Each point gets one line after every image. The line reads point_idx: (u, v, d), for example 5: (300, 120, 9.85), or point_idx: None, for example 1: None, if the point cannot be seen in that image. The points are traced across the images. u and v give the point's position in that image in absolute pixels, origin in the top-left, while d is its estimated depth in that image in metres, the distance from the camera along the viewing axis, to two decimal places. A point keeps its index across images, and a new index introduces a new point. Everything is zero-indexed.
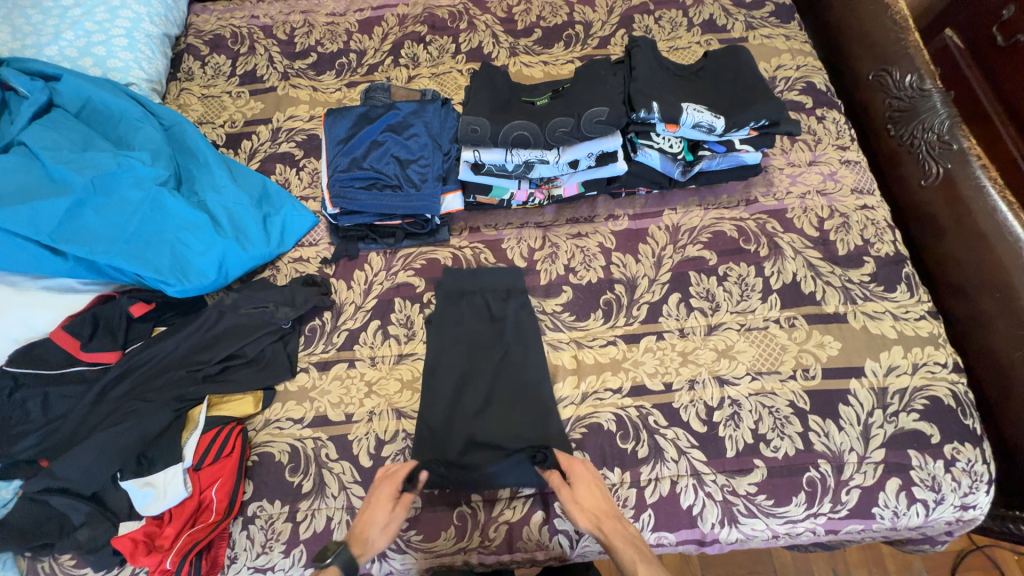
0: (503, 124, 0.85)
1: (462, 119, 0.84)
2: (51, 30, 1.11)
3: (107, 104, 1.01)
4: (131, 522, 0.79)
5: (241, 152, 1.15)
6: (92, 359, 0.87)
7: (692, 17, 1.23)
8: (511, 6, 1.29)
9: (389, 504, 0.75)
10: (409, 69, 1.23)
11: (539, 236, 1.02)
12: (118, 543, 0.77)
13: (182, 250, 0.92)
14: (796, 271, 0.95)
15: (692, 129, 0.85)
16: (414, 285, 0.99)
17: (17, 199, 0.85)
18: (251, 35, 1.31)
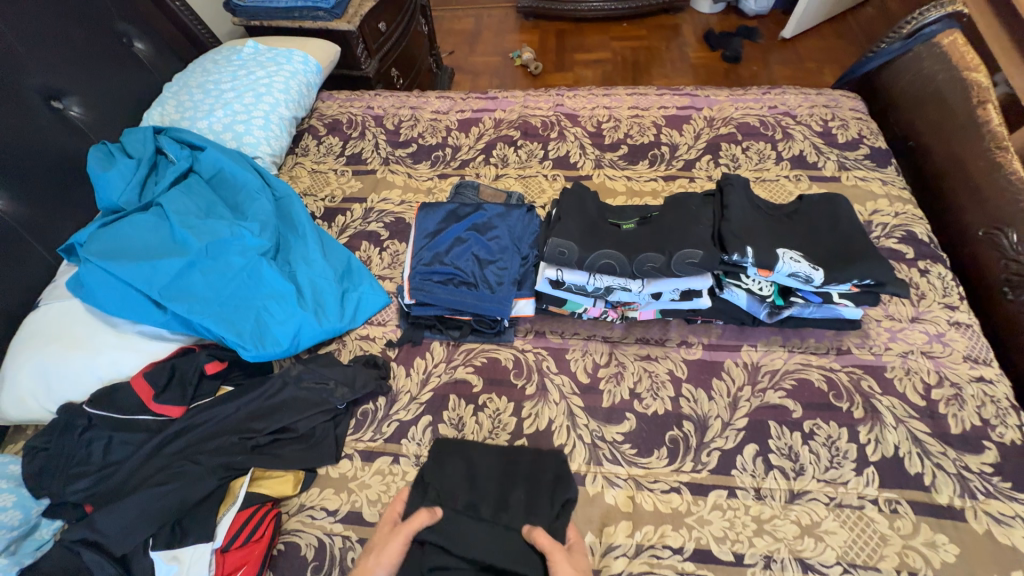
0: (591, 249, 0.83)
1: (550, 241, 0.83)
2: (206, 107, 1.30)
3: (234, 176, 1.13)
4: None
5: (334, 226, 1.24)
6: (159, 410, 0.89)
7: (781, 151, 1.25)
8: (601, 122, 1.37)
9: (388, 529, 0.71)
10: (497, 168, 1.31)
11: (605, 352, 0.99)
12: None
13: (265, 318, 0.96)
14: (898, 443, 0.83)
15: (787, 277, 0.81)
16: (472, 383, 0.97)
17: (143, 256, 0.94)
18: (364, 123, 1.48)
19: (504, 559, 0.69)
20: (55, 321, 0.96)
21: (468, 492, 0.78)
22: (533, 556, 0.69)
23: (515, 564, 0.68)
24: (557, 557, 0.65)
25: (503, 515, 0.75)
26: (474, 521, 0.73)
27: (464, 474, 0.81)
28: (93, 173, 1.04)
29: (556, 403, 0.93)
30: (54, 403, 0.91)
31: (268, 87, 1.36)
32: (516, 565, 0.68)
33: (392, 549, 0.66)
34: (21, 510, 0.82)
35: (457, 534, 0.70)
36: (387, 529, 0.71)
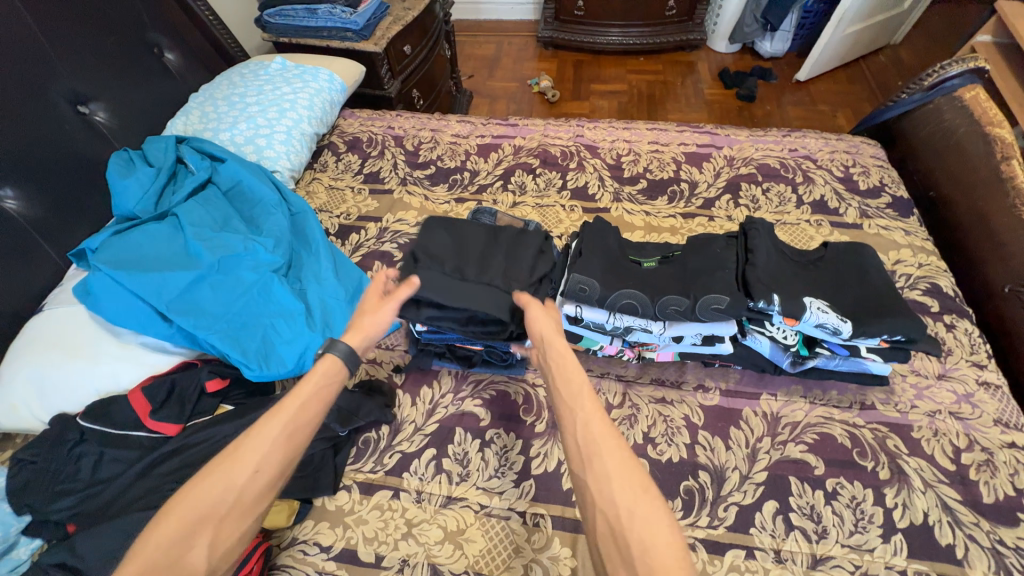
0: (613, 288, 0.80)
1: (571, 277, 0.81)
2: (229, 119, 1.31)
3: (252, 189, 1.13)
4: None
5: (347, 244, 1.23)
6: (155, 428, 0.86)
7: (801, 194, 1.24)
8: (620, 155, 1.37)
9: (375, 296, 0.79)
10: (515, 195, 1.31)
11: (618, 391, 0.95)
12: None
13: (272, 337, 0.94)
14: (927, 509, 0.79)
15: (814, 327, 0.80)
16: (480, 416, 0.93)
17: (154, 266, 0.93)
18: (384, 142, 1.49)
19: (485, 306, 0.82)
20: (57, 327, 0.93)
21: (451, 251, 0.90)
22: (506, 303, 0.83)
23: (494, 308, 0.82)
24: (531, 310, 0.76)
25: (480, 273, 0.86)
26: (455, 276, 0.85)
27: (447, 244, 0.91)
28: (112, 180, 1.03)
29: None
30: (47, 412, 0.88)
31: (293, 103, 1.37)
32: (496, 310, 0.82)
33: (379, 313, 0.77)
34: None
35: (441, 288, 0.81)
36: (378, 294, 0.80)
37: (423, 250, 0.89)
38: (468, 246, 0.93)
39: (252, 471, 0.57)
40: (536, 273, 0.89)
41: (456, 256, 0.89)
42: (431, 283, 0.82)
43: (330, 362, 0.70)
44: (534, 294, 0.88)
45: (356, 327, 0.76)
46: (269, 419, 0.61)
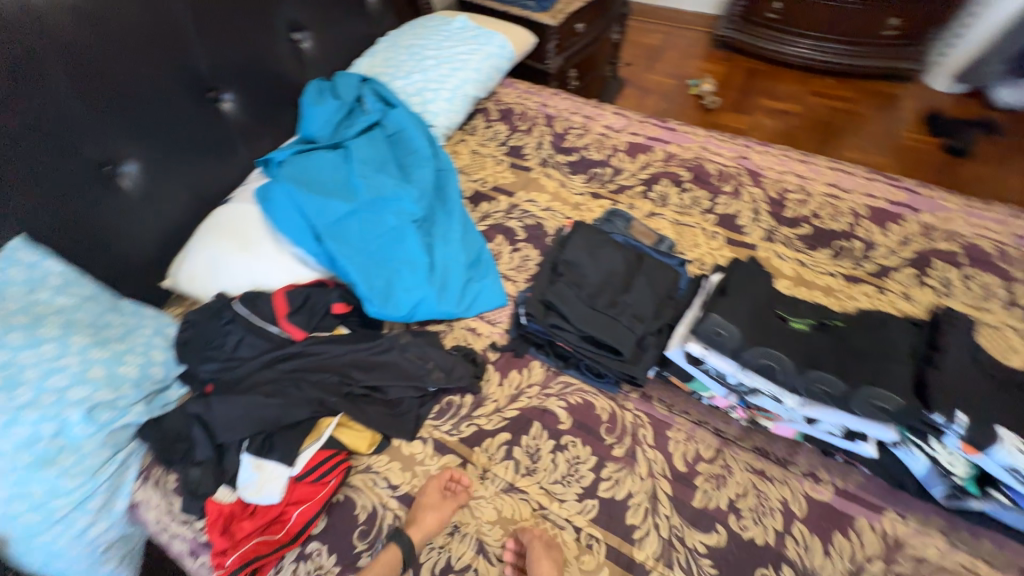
0: (754, 343, 0.72)
1: (709, 317, 0.73)
2: (406, 68, 1.39)
3: (412, 139, 1.20)
4: (228, 492, 0.84)
5: (477, 211, 1.26)
6: (286, 329, 0.99)
7: (1017, 294, 0.99)
8: (786, 190, 1.21)
9: (439, 495, 0.83)
10: (654, 205, 1.23)
11: (713, 446, 0.87)
12: (208, 506, 0.81)
13: (395, 282, 1.00)
14: None
15: (1000, 467, 0.65)
16: (560, 418, 0.92)
17: (320, 189, 1.03)
18: (535, 119, 1.48)
19: (608, 336, 0.85)
20: (236, 220, 1.10)
21: (591, 269, 0.93)
22: (629, 339, 0.85)
23: (615, 340, 0.85)
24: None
25: (610, 305, 0.89)
26: (588, 297, 0.90)
27: (587, 263, 0.94)
28: (306, 105, 1.17)
29: (641, 478, 0.84)
30: (214, 288, 1.05)
31: (464, 64, 1.42)
32: (617, 342, 0.85)
33: (437, 512, 0.80)
34: (163, 368, 0.95)
35: (573, 306, 0.88)
36: (439, 488, 0.84)
37: (565, 262, 0.95)
38: (609, 267, 0.94)
39: None
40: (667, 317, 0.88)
41: (595, 276, 0.92)
42: (565, 299, 0.89)
43: (388, 556, 0.76)
44: (658, 333, 0.87)
45: (417, 522, 0.79)
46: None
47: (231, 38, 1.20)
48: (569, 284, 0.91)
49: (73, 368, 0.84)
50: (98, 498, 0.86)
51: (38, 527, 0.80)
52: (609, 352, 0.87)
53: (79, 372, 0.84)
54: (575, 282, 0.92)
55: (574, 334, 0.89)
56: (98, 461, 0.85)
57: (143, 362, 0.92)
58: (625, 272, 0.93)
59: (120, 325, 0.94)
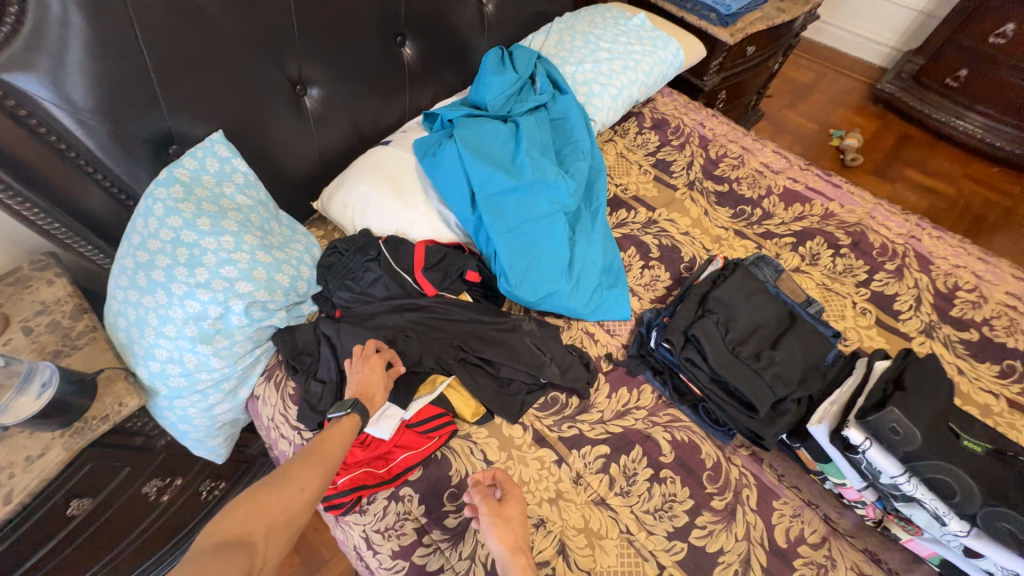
0: (929, 452, 0.70)
1: (886, 413, 0.72)
2: (579, 55, 1.37)
3: (575, 131, 1.18)
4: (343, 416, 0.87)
5: (614, 215, 1.24)
6: (420, 281, 1.02)
7: None
8: (958, 287, 1.09)
9: (382, 367, 0.88)
10: (802, 261, 1.15)
11: (821, 533, 0.82)
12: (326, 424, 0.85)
13: (534, 267, 1.00)
14: None
15: None
16: (663, 450, 0.90)
17: (486, 159, 1.05)
18: (689, 137, 1.42)
19: (746, 387, 0.82)
20: (394, 165, 1.14)
21: (741, 315, 0.90)
22: (768, 397, 0.81)
23: (753, 394, 0.81)
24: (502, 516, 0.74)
25: (754, 358, 0.85)
26: (732, 342, 0.87)
27: (739, 308, 0.91)
28: (485, 71, 1.17)
29: (737, 539, 0.81)
30: (362, 223, 1.10)
31: (636, 65, 1.38)
32: (755, 397, 0.81)
33: (384, 388, 0.86)
34: (307, 284, 1.02)
35: (716, 347, 0.86)
36: (381, 362, 0.88)
37: (715, 300, 0.92)
38: (758, 319, 0.90)
39: (299, 490, 0.67)
40: (812, 385, 0.83)
41: (742, 324, 0.89)
42: (710, 336, 0.87)
43: (350, 423, 0.79)
44: (798, 402, 0.83)
45: (369, 391, 0.84)
46: (305, 466, 0.70)
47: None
48: (715, 323, 0.88)
49: (243, 263, 0.91)
50: (230, 383, 0.95)
51: (182, 391, 0.90)
52: (741, 405, 0.84)
53: (246, 269, 0.91)
54: (721, 323, 0.89)
55: (707, 375, 0.87)
56: (241, 351, 0.93)
57: (294, 275, 0.99)
58: (774, 329, 0.90)
59: (280, 235, 1.01)
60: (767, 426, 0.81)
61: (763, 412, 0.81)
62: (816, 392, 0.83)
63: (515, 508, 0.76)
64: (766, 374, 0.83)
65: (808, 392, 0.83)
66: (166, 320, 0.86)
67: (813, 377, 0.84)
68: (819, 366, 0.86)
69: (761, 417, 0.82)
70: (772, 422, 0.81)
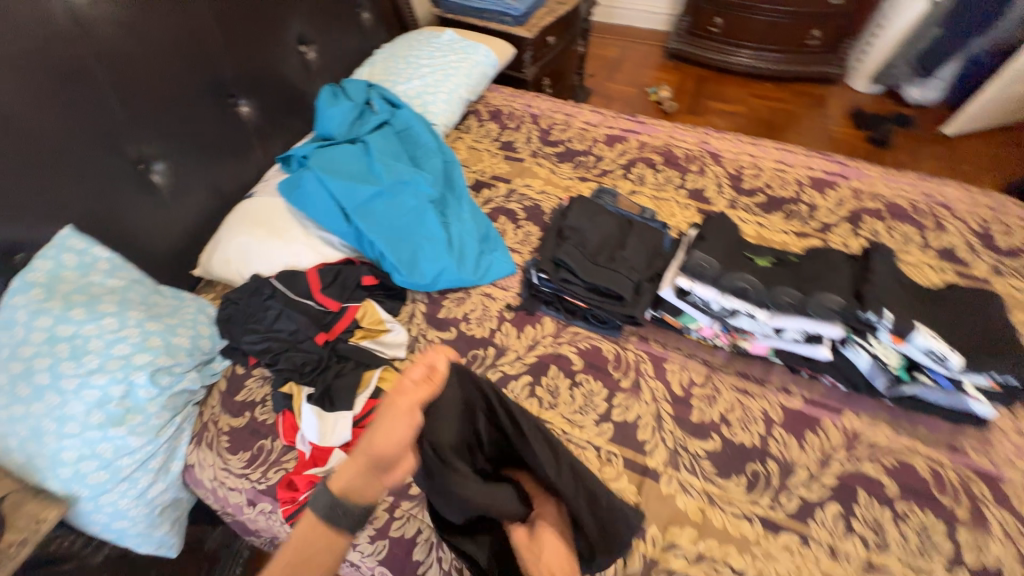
0: (730, 271, 0.95)
1: (693, 254, 0.96)
2: (405, 75, 1.55)
3: (420, 135, 1.34)
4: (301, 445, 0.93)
5: (480, 197, 1.41)
6: (322, 300, 1.10)
7: (928, 239, 1.22)
8: (742, 168, 1.43)
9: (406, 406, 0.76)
10: (634, 184, 1.41)
11: (703, 374, 1.03)
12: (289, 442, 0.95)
13: (419, 253, 1.14)
14: (1002, 557, 0.78)
15: (921, 352, 0.83)
16: (573, 361, 1.06)
17: (346, 176, 1.16)
18: (522, 118, 1.66)
19: (609, 283, 1.01)
20: (264, 210, 1.20)
21: (590, 232, 1.10)
22: (628, 284, 1.01)
23: (616, 286, 1.01)
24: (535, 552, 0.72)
25: (609, 261, 1.05)
26: (590, 254, 1.06)
27: (587, 227, 1.11)
28: (322, 105, 1.29)
29: (647, 403, 1.00)
30: (249, 270, 1.14)
31: (457, 71, 1.59)
32: (618, 287, 1.01)
33: (400, 428, 0.74)
34: (210, 341, 1.04)
35: (578, 261, 1.04)
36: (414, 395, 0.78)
37: (567, 228, 1.11)
38: (604, 230, 1.11)
39: None
40: (656, 263, 1.06)
41: (593, 238, 1.09)
42: (571, 255, 1.05)
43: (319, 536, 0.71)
44: (650, 281, 1.04)
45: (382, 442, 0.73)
46: None
47: (243, 43, 1.30)
48: (572, 244, 1.07)
49: (134, 338, 0.91)
50: (158, 459, 0.94)
51: (106, 485, 0.87)
52: (612, 299, 1.03)
53: (139, 342, 0.92)
54: (577, 243, 1.08)
55: (582, 287, 1.05)
56: (160, 422, 0.93)
57: (193, 334, 1.01)
58: (618, 234, 1.10)
59: (166, 304, 1.02)
60: (635, 306, 1.01)
61: (628, 296, 1.01)
62: (660, 267, 1.05)
63: (548, 543, 0.73)
64: (621, 267, 1.03)
65: (654, 270, 1.05)
66: (65, 419, 0.84)
67: (656, 258, 1.07)
68: (658, 249, 1.09)
69: (628, 301, 1.02)
70: (638, 302, 1.02)
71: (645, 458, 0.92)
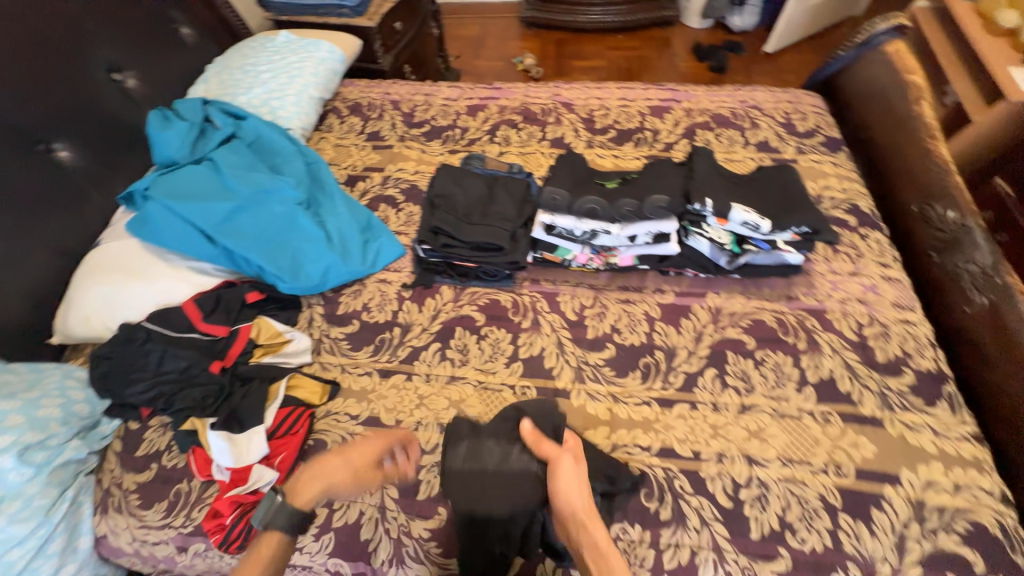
0: (578, 198, 1.07)
1: (546, 191, 1.10)
2: (245, 85, 1.47)
3: (273, 141, 1.29)
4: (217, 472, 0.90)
5: (356, 191, 1.41)
6: (207, 329, 1.04)
7: (748, 137, 1.42)
8: (593, 110, 1.55)
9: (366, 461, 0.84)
10: (501, 146, 1.49)
11: (591, 296, 1.14)
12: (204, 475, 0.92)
13: (300, 257, 1.13)
14: (833, 368, 0.99)
15: (739, 225, 1.00)
16: (475, 318, 1.12)
17: (198, 198, 1.11)
18: (383, 107, 1.66)
19: (485, 237, 1.09)
20: (117, 255, 1.11)
21: (460, 195, 1.16)
22: (504, 234, 1.09)
23: (492, 238, 1.09)
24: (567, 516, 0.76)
25: (482, 217, 1.12)
26: (463, 215, 1.12)
27: (456, 192, 1.17)
28: (153, 131, 1.20)
29: (548, 334, 1.09)
30: (115, 321, 1.05)
31: (300, 71, 1.54)
32: (494, 239, 1.09)
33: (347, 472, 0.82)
34: (89, 405, 0.96)
35: (453, 225, 1.11)
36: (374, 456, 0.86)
37: (437, 198, 1.16)
38: (472, 191, 1.18)
39: None
40: (525, 209, 1.15)
41: (463, 200, 1.16)
42: (445, 222, 1.11)
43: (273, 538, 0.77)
44: (523, 227, 1.14)
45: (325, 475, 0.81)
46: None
47: (39, 82, 1.16)
48: (445, 211, 1.13)
49: None
50: (57, 540, 0.87)
51: None
52: (493, 252, 1.11)
53: None
54: (449, 208, 1.14)
55: (466, 248, 1.12)
56: (48, 501, 0.86)
57: (64, 402, 0.92)
58: (486, 191, 1.18)
59: (21, 380, 0.92)
60: (514, 252, 1.10)
61: (506, 244, 1.09)
62: (529, 212, 1.15)
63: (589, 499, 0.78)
64: (493, 220, 1.11)
65: (523, 215, 1.14)
66: None
67: (524, 205, 1.16)
68: (525, 196, 1.18)
69: (507, 249, 1.10)
70: (515, 247, 1.11)
71: (554, 382, 1.02)
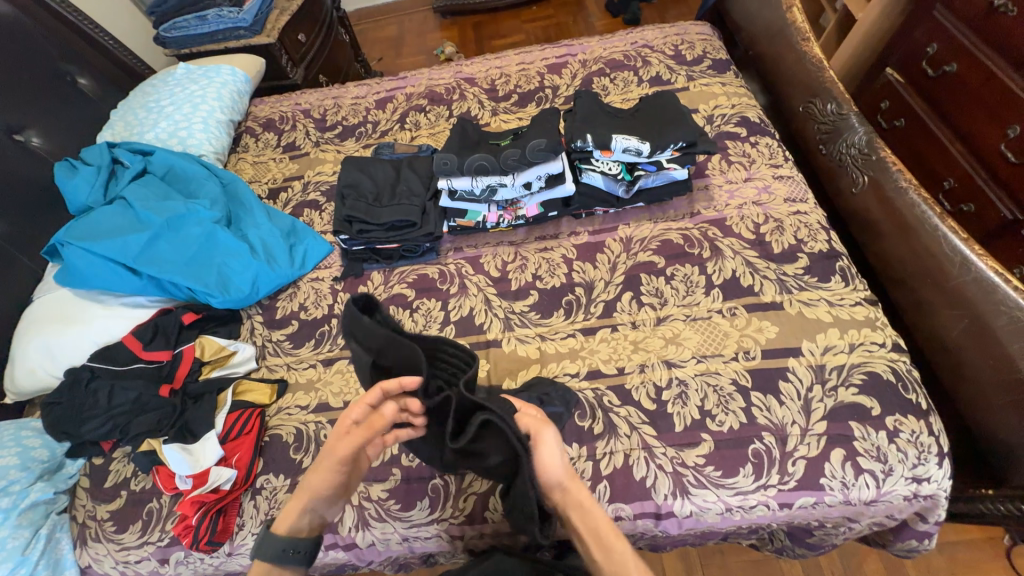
0: (467, 157, 1.11)
1: (437, 156, 1.11)
2: (150, 122, 1.50)
3: (183, 169, 1.32)
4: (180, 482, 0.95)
5: (279, 202, 1.44)
6: (149, 357, 1.07)
7: (641, 75, 1.48)
8: (494, 80, 1.60)
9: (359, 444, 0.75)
10: (412, 132, 1.53)
11: (511, 252, 1.20)
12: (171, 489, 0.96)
13: (227, 272, 1.18)
14: (735, 268, 1.07)
15: (623, 153, 1.08)
16: (406, 294, 1.17)
17: (115, 235, 1.15)
18: (295, 118, 1.68)
19: (395, 215, 1.16)
20: (50, 307, 1.14)
21: (366, 183, 1.22)
22: (413, 208, 1.17)
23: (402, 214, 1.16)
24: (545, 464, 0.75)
25: (391, 198, 1.19)
26: (372, 200, 1.19)
27: (362, 180, 1.22)
28: (61, 180, 1.22)
29: (475, 295, 1.14)
30: (59, 367, 1.08)
31: (203, 98, 1.56)
32: (403, 215, 1.15)
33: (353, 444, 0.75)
34: (47, 449, 1.02)
35: (363, 210, 1.17)
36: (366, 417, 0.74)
37: (345, 190, 1.21)
38: (377, 177, 1.23)
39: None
40: (429, 183, 1.23)
41: (370, 186, 1.21)
42: (356, 209, 1.17)
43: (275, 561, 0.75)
44: (430, 199, 1.21)
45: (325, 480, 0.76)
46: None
47: None
48: (354, 201, 1.18)
49: None
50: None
51: None
52: (408, 228, 1.18)
53: None
54: (358, 197, 1.20)
55: (381, 230, 1.18)
56: (22, 541, 0.90)
57: (21, 450, 0.99)
58: (391, 175, 1.24)
59: None
60: (426, 224, 1.18)
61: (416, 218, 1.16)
62: (433, 185, 1.23)
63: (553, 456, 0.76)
64: (400, 198, 1.18)
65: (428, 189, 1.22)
66: None
67: (427, 180, 1.24)
68: (427, 171, 1.25)
69: (417, 223, 1.17)
70: (425, 219, 1.18)
71: (486, 336, 1.08)
